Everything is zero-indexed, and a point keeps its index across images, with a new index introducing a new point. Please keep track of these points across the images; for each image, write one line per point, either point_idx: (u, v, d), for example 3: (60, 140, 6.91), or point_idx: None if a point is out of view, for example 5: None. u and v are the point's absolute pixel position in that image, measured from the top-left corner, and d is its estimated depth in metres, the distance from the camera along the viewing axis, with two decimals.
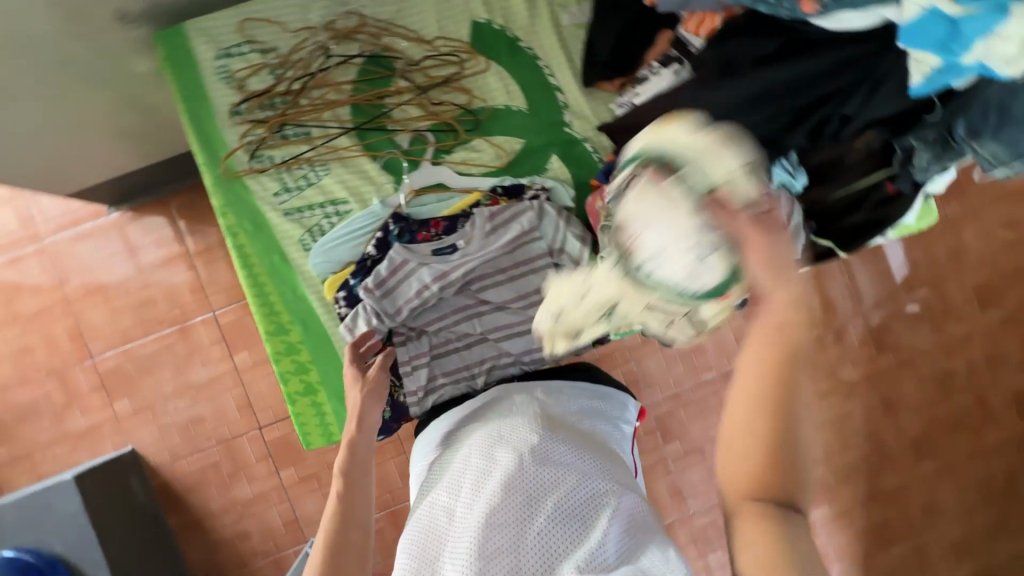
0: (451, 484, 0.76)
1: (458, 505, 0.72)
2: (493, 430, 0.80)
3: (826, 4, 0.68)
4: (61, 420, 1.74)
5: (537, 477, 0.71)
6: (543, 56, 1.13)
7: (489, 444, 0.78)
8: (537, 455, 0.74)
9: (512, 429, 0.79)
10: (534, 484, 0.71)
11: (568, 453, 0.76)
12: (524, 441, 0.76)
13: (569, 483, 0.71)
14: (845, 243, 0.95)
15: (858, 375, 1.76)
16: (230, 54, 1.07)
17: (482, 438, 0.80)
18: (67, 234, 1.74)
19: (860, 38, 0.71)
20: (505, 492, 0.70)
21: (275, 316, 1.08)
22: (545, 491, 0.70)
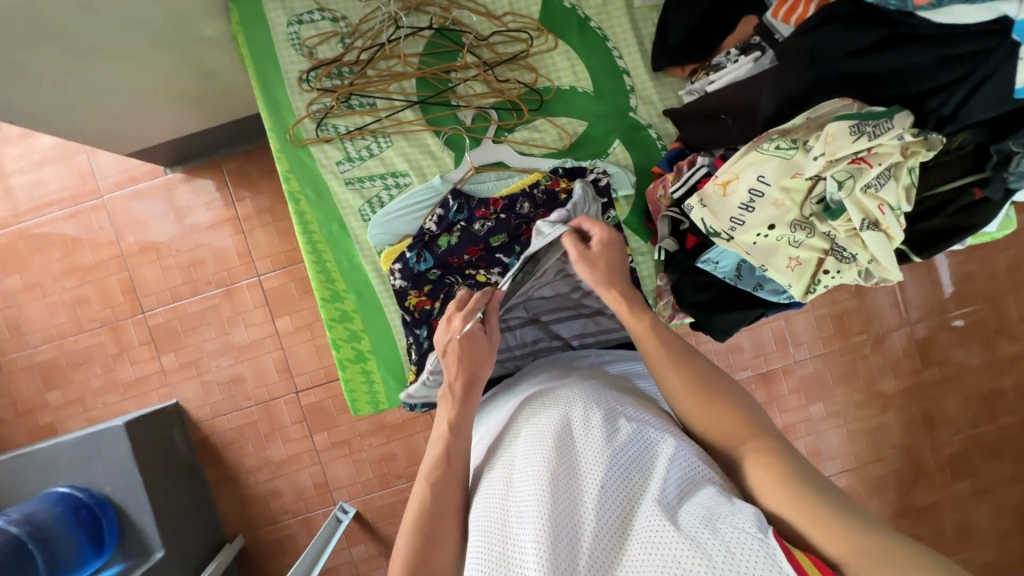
0: (504, 459, 0.74)
1: (513, 476, 0.70)
2: (540, 400, 0.79)
3: None
4: (112, 369, 1.82)
5: (590, 437, 0.69)
6: (612, 37, 1.11)
7: (540, 412, 0.77)
8: (587, 417, 0.72)
9: (559, 395, 0.78)
10: (588, 446, 0.69)
11: (617, 409, 0.74)
12: (572, 405, 0.75)
13: (623, 440, 0.69)
14: (918, 249, 0.88)
15: (901, 387, 1.71)
16: (301, 21, 1.08)
17: (530, 407, 0.79)
18: (125, 191, 1.80)
19: (963, 35, 0.68)
20: (558, 455, 0.68)
21: (331, 284, 1.10)
22: (600, 447, 0.68)
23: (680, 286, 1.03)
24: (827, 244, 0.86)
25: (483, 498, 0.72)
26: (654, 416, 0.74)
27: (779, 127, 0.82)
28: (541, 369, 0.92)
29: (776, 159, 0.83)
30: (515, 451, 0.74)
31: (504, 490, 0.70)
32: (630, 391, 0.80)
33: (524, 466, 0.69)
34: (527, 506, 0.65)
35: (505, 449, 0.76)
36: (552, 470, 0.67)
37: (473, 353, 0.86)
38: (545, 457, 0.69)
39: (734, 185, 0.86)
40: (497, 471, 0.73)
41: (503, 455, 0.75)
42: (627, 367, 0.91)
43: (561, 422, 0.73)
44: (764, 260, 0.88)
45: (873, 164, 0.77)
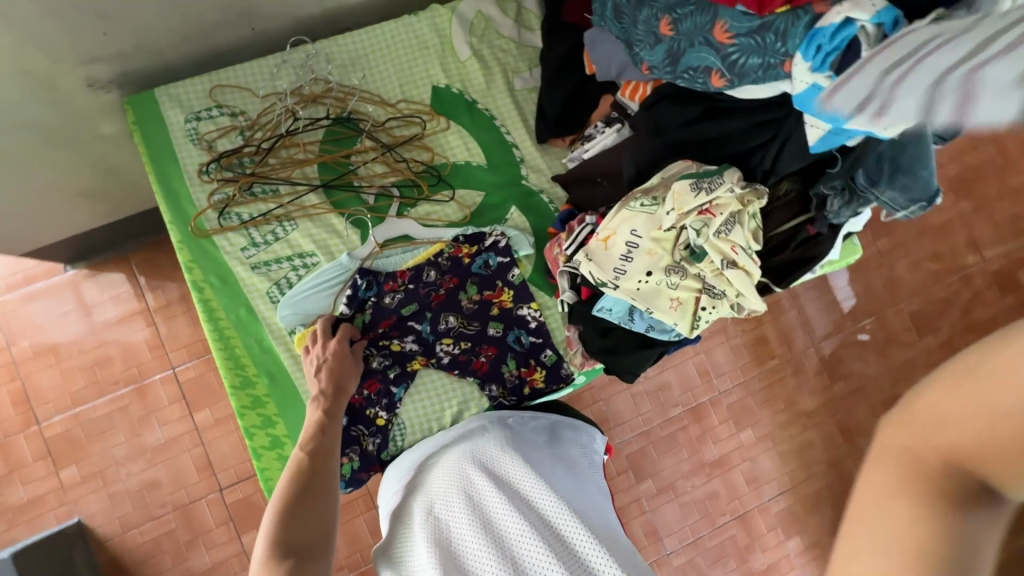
0: (424, 488, 0.91)
1: (447, 513, 0.83)
2: (472, 451, 0.93)
3: (730, 80, 0.79)
4: (1, 494, 1.62)
5: (514, 485, 0.85)
6: (499, 116, 1.22)
7: (473, 461, 0.90)
8: (500, 463, 0.90)
9: (480, 446, 0.95)
10: (515, 492, 0.84)
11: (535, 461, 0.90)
12: (503, 458, 0.90)
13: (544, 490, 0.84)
14: (778, 280, 0.99)
15: (813, 404, 1.84)
16: (199, 118, 1.13)
17: (464, 455, 0.93)
18: (19, 294, 1.69)
19: (769, 103, 0.82)
20: (488, 495, 0.83)
21: (240, 369, 1.08)
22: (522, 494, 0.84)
23: (586, 334, 1.09)
24: (699, 283, 0.96)
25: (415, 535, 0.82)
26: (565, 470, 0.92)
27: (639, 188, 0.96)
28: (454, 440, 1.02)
29: (643, 215, 0.95)
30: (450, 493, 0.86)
31: (438, 527, 0.81)
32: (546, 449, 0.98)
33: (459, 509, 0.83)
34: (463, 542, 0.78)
35: (428, 480, 0.92)
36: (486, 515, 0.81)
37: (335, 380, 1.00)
38: (458, 490, 0.85)
39: (613, 240, 0.98)
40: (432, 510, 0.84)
41: (425, 483, 0.92)
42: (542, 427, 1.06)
43: (491, 472, 0.88)
44: (649, 303, 0.96)
45: (718, 213, 0.89)
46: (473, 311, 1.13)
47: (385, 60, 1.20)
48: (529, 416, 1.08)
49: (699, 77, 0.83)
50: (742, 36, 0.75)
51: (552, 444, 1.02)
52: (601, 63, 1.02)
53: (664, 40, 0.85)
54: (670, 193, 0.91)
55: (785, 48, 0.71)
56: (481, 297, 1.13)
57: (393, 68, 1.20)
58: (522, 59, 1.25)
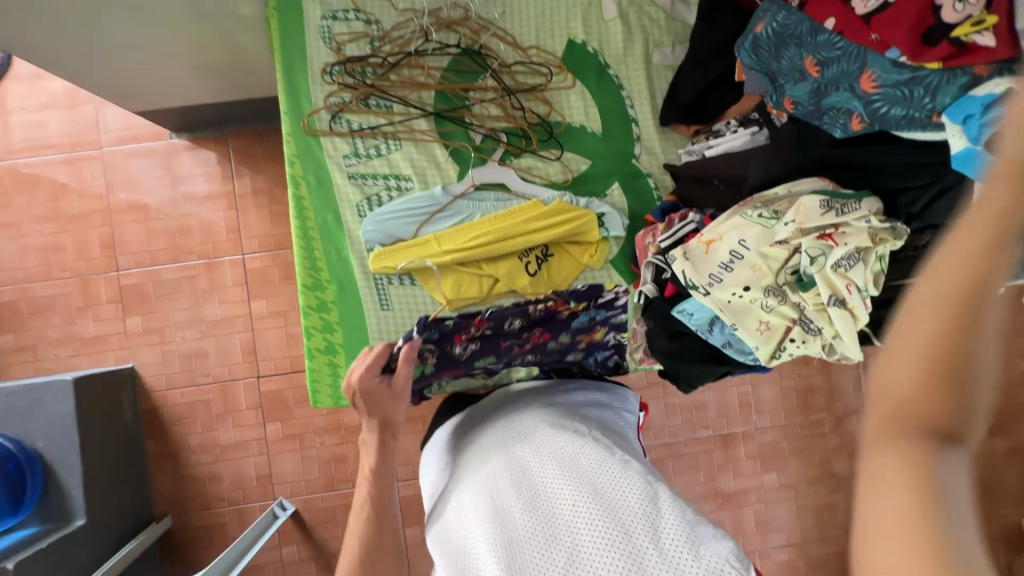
0: (465, 479, 0.78)
1: (474, 496, 0.72)
2: (496, 435, 0.83)
3: (871, 124, 0.78)
4: (74, 323, 1.77)
5: (543, 457, 0.74)
6: (628, 86, 1.16)
7: (496, 444, 0.80)
8: (546, 440, 0.77)
9: (520, 425, 0.83)
10: (541, 462, 0.73)
11: (569, 429, 0.79)
12: (529, 431, 0.80)
13: (580, 455, 0.73)
14: (881, 332, 0.92)
15: (852, 469, 1.74)
16: (335, 17, 1.12)
17: (489, 440, 0.83)
18: (126, 148, 1.79)
19: (929, 146, 0.78)
20: (508, 469, 0.73)
21: (314, 272, 1.11)
22: (552, 461, 0.73)
23: (654, 331, 1.06)
24: (796, 313, 0.90)
25: (444, 527, 0.72)
26: (611, 441, 0.79)
27: (760, 196, 0.90)
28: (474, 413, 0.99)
29: (758, 227, 0.89)
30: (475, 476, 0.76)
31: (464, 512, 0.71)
32: (588, 418, 0.87)
33: (484, 486, 0.72)
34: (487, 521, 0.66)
35: (468, 471, 0.79)
36: (509, 487, 0.70)
37: (388, 402, 0.91)
38: (505, 476, 0.72)
39: (717, 244, 0.92)
40: (458, 499, 0.74)
41: (464, 472, 0.79)
42: (585, 398, 0.97)
43: (515, 448, 0.77)
44: (736, 319, 0.92)
45: (840, 241, 0.83)
46: (537, 319, 1.07)
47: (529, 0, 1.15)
48: (563, 382, 1.03)
49: (841, 117, 0.82)
50: (888, 86, 0.75)
51: (589, 413, 0.91)
52: (749, 76, 0.94)
53: (808, 80, 0.84)
54: (794, 205, 0.85)
55: (932, 104, 0.72)
56: (546, 308, 1.07)
57: (534, 12, 1.15)
58: (667, 33, 1.17)
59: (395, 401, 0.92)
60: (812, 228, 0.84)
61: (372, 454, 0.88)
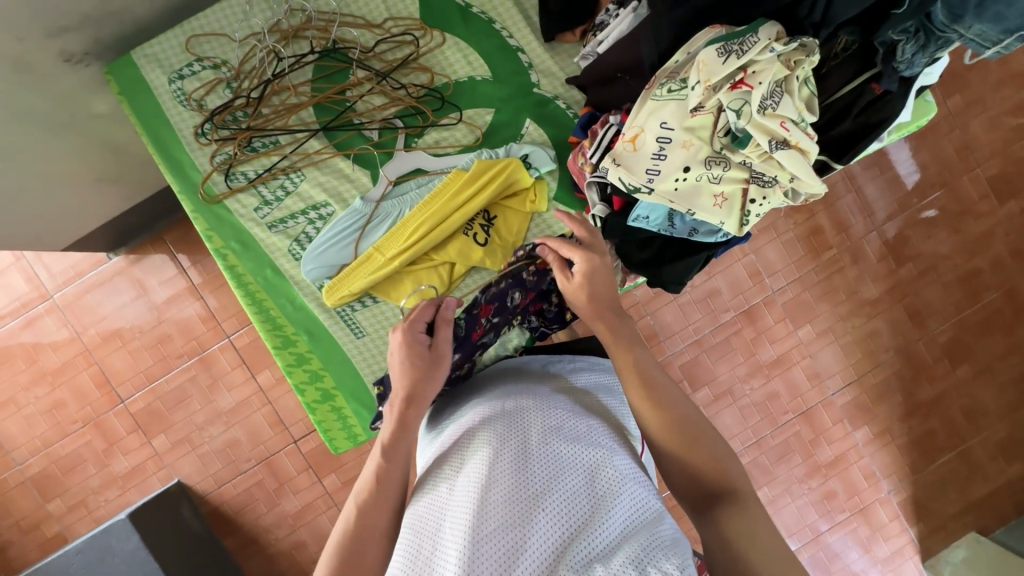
0: (451, 457, 0.67)
1: (456, 484, 0.63)
2: (492, 407, 0.71)
3: None
4: (107, 465, 1.79)
5: (537, 451, 0.63)
6: (498, 18, 1.09)
7: (490, 420, 0.69)
8: (543, 431, 0.66)
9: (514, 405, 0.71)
10: (533, 457, 0.62)
11: (573, 424, 0.68)
12: (528, 415, 0.68)
13: (576, 462, 0.62)
14: (839, 156, 0.86)
15: (879, 291, 1.71)
16: (182, 76, 1.06)
17: (484, 413, 0.72)
18: (74, 285, 1.76)
19: None
20: (496, 457, 0.63)
21: (279, 330, 1.08)
22: (544, 459, 0.62)
23: (621, 251, 1.00)
24: (745, 172, 0.85)
25: (416, 510, 0.64)
26: (612, 441, 0.68)
27: (663, 71, 0.84)
28: (461, 394, 0.85)
29: (673, 102, 0.84)
30: (464, 457, 0.66)
31: (441, 502, 0.62)
32: (592, 407, 0.76)
33: (468, 475, 0.63)
34: (462, 517, 0.57)
35: (453, 452, 0.68)
36: (491, 480, 0.60)
37: (429, 365, 0.75)
38: (489, 470, 0.61)
39: (642, 138, 0.87)
40: (438, 481, 0.65)
41: (455, 446, 0.69)
42: (596, 380, 0.84)
43: (511, 431, 0.66)
44: (690, 204, 0.87)
45: (753, 84, 0.76)
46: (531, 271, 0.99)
47: None
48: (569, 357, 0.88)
49: None
50: None
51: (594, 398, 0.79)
52: None
53: None
54: (694, 66, 0.80)
55: None
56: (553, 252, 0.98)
57: None
58: None
59: (437, 368, 0.75)
60: (721, 82, 0.79)
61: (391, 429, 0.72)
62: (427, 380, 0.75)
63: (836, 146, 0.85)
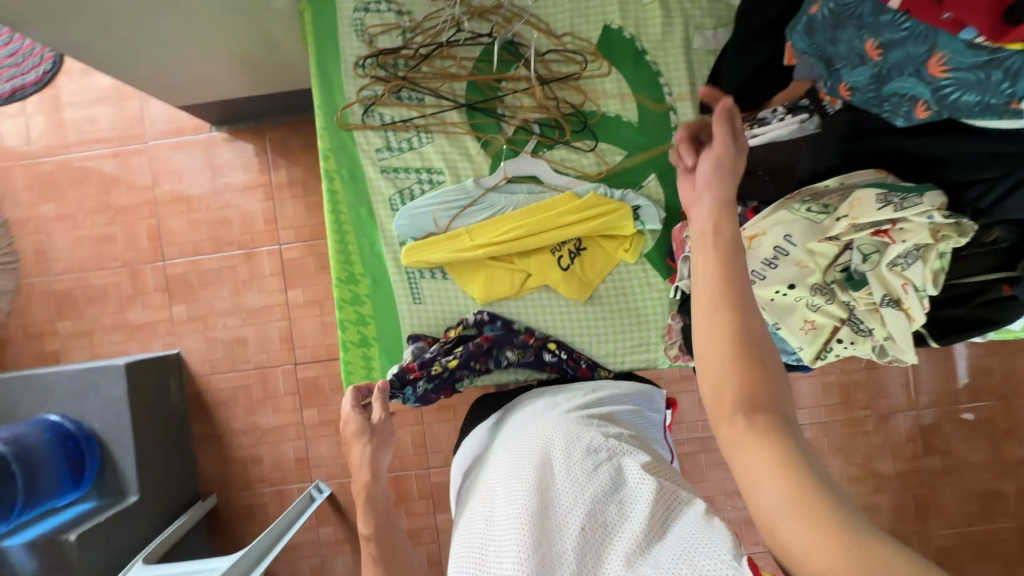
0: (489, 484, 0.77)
1: (495, 499, 0.72)
2: (520, 439, 0.82)
3: (937, 112, 0.69)
4: (124, 310, 1.86)
5: (562, 468, 0.72)
6: (666, 73, 1.11)
7: (520, 448, 0.79)
8: (566, 452, 0.75)
9: (536, 429, 0.82)
10: (560, 473, 0.71)
11: (591, 442, 0.77)
12: (551, 438, 0.78)
13: (598, 470, 0.71)
14: (939, 334, 0.88)
15: (896, 469, 1.66)
16: (368, 9, 1.12)
17: (514, 445, 0.82)
18: (169, 141, 1.85)
19: (1004, 135, 0.67)
20: (528, 476, 0.72)
21: (348, 265, 1.12)
22: (569, 474, 0.71)
23: (689, 329, 1.03)
24: (844, 313, 0.86)
25: (464, 533, 0.72)
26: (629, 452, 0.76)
27: (810, 189, 0.84)
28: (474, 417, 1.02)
29: (805, 221, 0.84)
30: (501, 477, 0.76)
31: (483, 519, 0.71)
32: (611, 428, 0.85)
33: (505, 492, 0.72)
34: (504, 528, 0.66)
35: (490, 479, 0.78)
36: (524, 493, 0.69)
37: (378, 440, 0.92)
38: (518, 485, 0.71)
39: (760, 240, 0.87)
40: (481, 503, 0.74)
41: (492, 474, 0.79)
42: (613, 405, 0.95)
43: (539, 455, 0.76)
44: (779, 318, 0.88)
45: (897, 239, 0.77)
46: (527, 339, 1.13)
47: None
48: (587, 387, 1.00)
49: (903, 105, 0.72)
50: (960, 70, 0.63)
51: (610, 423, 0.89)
52: (803, 60, 0.88)
53: (870, 62, 0.75)
54: (849, 200, 0.80)
55: (1013, 89, 0.60)
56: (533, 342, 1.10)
57: None
58: (709, 14, 1.10)
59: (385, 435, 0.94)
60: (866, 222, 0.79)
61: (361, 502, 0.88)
62: (376, 446, 0.92)
63: (938, 325, 0.87)
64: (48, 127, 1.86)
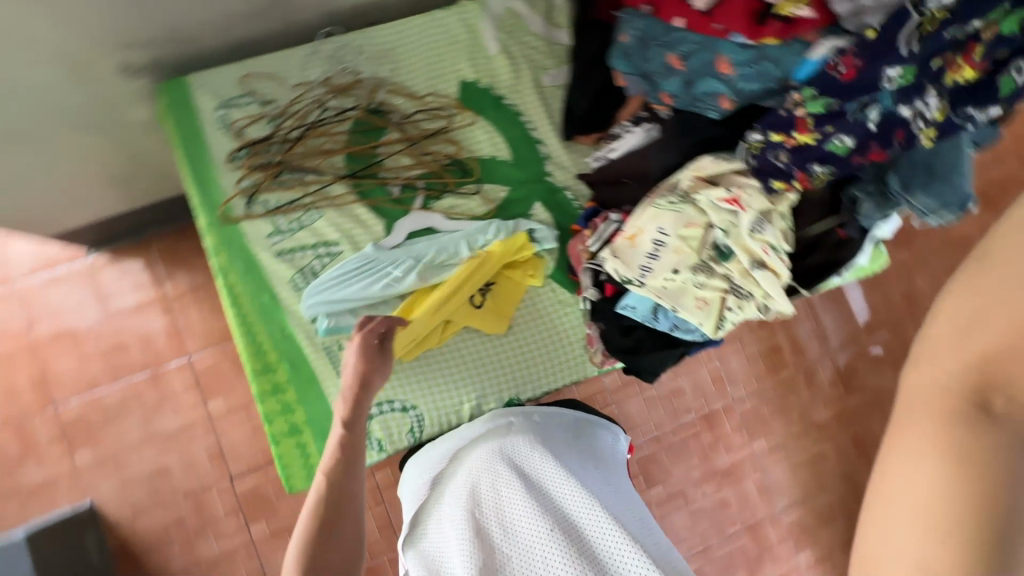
0: (453, 492, 0.88)
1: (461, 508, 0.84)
2: (491, 448, 0.92)
3: (737, 103, 0.89)
4: (15, 475, 1.63)
5: (530, 485, 0.84)
6: (526, 112, 1.22)
7: (491, 460, 0.90)
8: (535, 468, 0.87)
9: (513, 443, 0.92)
10: (527, 488, 0.84)
11: (559, 455, 0.90)
12: (523, 453, 0.90)
13: (562, 482, 0.84)
14: (806, 284, 0.99)
15: (828, 415, 1.81)
16: (230, 105, 1.13)
17: (481, 453, 0.92)
18: (39, 277, 1.70)
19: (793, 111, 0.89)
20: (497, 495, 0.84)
21: (262, 356, 1.09)
22: (536, 487, 0.84)
23: (607, 332, 1.09)
24: (726, 283, 0.95)
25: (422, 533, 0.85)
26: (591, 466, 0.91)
27: (665, 184, 0.98)
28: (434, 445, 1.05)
29: (671, 213, 0.95)
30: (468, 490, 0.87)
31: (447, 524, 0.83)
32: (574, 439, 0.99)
33: (474, 502, 0.84)
34: (473, 535, 0.79)
35: (458, 485, 0.89)
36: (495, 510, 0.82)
37: (372, 363, 0.97)
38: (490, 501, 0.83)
39: (640, 237, 0.98)
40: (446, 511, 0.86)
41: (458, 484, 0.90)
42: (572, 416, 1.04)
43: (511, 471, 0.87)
44: (674, 302, 0.96)
45: (745, 208, 0.89)
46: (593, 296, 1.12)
47: (414, 52, 1.20)
48: (543, 412, 1.01)
49: (711, 103, 0.91)
50: (744, 67, 0.86)
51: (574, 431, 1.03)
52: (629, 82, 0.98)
53: (677, 73, 0.92)
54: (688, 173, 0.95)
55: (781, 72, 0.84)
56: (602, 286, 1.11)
57: (424, 62, 1.20)
58: (550, 56, 1.24)
59: (387, 366, 0.99)
60: (709, 179, 0.94)
61: (336, 447, 0.91)
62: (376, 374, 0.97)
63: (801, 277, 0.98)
64: None
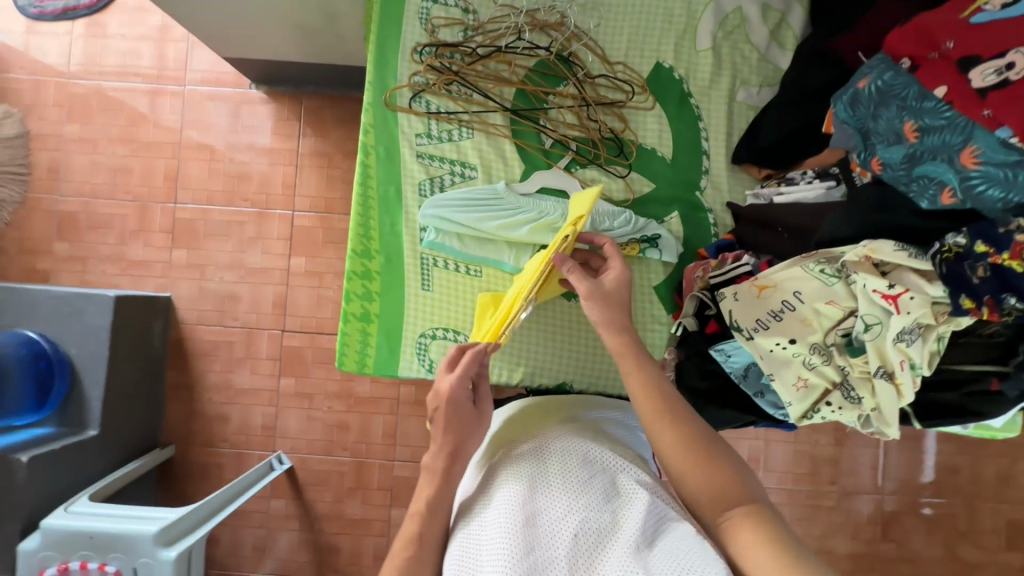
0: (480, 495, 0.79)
1: (489, 510, 0.74)
2: (516, 446, 0.84)
3: (961, 201, 0.74)
4: (125, 244, 1.85)
5: (558, 483, 0.75)
6: (706, 119, 1.15)
7: (515, 458, 0.81)
8: (564, 463, 0.78)
9: (542, 438, 0.83)
10: (556, 485, 0.74)
11: (590, 454, 0.80)
12: (551, 449, 0.81)
13: (595, 482, 0.75)
14: (922, 414, 0.91)
15: (852, 550, 1.67)
16: (436, 1, 1.16)
17: (506, 453, 0.83)
18: (206, 89, 1.86)
19: None
20: (525, 493, 0.74)
21: (366, 240, 1.14)
22: (566, 481, 0.75)
23: (686, 366, 1.05)
24: (838, 377, 0.89)
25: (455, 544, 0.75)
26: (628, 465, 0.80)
27: (826, 251, 0.87)
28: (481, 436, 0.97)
29: (817, 282, 0.87)
30: (495, 489, 0.77)
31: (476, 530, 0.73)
32: (603, 435, 0.90)
33: (501, 499, 0.74)
34: (500, 542, 0.68)
35: (483, 488, 0.79)
36: (521, 508, 0.71)
37: (455, 421, 0.83)
38: (516, 498, 0.73)
39: (770, 291, 0.90)
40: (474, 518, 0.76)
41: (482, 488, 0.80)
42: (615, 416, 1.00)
43: (537, 468, 0.78)
44: (774, 370, 0.91)
45: (902, 310, 0.79)
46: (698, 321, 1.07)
47: (625, 17, 1.16)
48: (598, 405, 1.00)
49: (930, 189, 0.77)
50: (992, 164, 0.71)
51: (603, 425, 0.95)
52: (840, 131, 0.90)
53: (904, 143, 0.80)
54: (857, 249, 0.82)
55: None
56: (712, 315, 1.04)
57: (629, 30, 1.16)
58: (757, 73, 1.15)
59: (479, 423, 0.85)
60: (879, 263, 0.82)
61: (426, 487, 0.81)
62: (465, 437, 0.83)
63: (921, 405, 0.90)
64: (91, 52, 1.87)
